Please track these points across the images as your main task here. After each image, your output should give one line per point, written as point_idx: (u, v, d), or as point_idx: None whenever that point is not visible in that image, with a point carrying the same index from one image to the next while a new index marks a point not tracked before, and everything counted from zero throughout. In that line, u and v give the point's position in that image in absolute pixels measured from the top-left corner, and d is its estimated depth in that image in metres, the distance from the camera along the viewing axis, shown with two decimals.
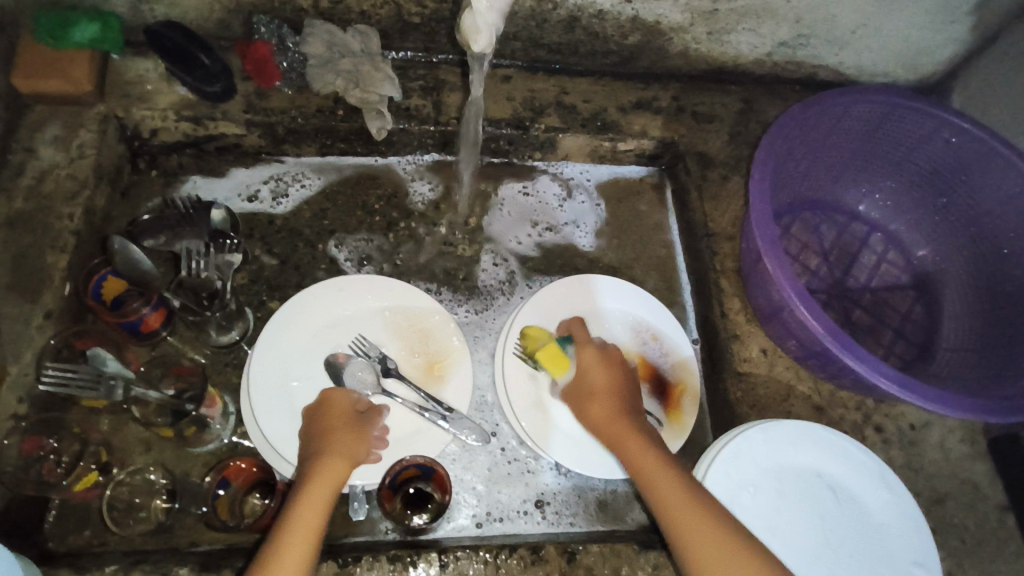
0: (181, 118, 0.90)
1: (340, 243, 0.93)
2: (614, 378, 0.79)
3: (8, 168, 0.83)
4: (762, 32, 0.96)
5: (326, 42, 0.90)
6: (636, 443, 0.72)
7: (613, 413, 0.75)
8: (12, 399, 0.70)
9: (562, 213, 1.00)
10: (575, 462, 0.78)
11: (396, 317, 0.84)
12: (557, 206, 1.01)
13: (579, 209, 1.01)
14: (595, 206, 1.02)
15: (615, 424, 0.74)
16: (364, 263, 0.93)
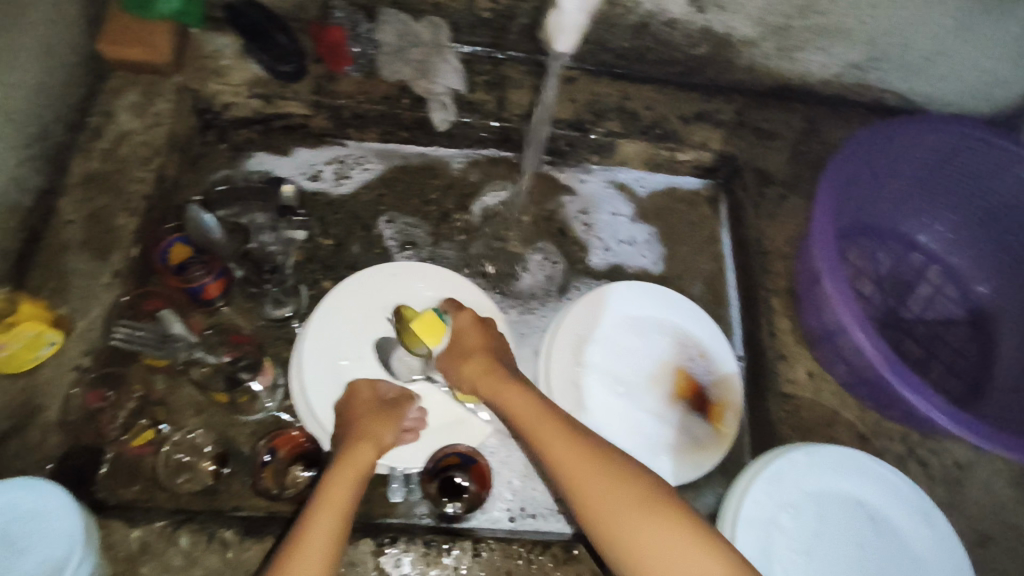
0: (252, 95, 0.92)
1: (390, 220, 0.95)
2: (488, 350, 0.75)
3: (87, 129, 0.86)
4: (833, 52, 0.95)
5: (398, 30, 0.93)
6: (551, 431, 0.65)
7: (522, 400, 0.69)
8: (78, 351, 0.73)
9: (616, 249, 0.98)
10: None
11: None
12: (615, 242, 0.99)
13: (636, 255, 0.98)
14: (654, 261, 0.98)
15: (528, 411, 0.68)
16: (406, 246, 0.94)
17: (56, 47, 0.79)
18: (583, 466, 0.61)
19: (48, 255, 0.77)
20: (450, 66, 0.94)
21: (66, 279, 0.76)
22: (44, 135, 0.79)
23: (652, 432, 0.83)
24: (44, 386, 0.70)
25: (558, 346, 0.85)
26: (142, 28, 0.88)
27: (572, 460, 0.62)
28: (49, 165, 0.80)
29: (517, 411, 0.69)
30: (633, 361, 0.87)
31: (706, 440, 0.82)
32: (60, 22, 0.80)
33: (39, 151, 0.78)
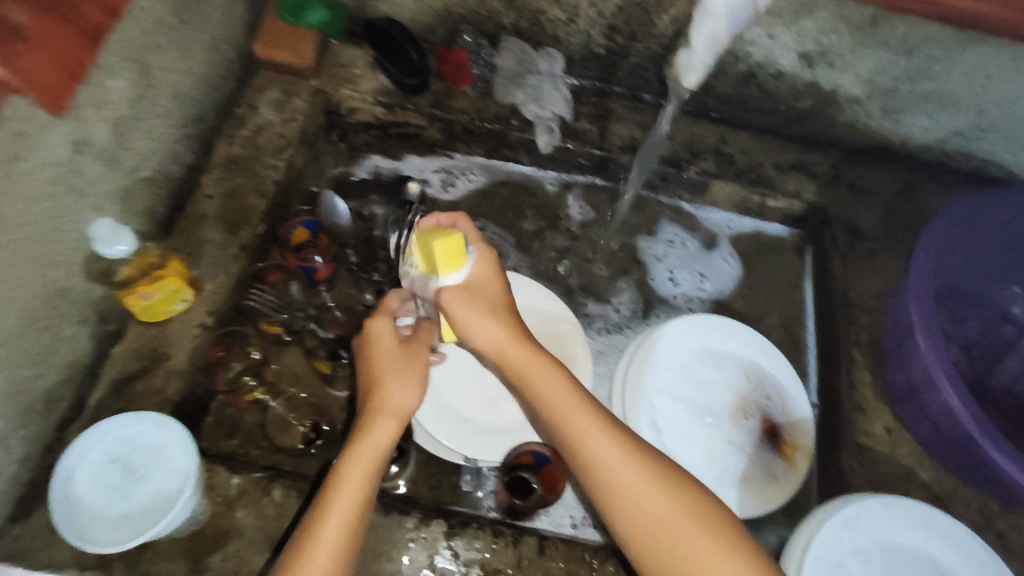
0: (377, 102, 1.00)
1: (482, 227, 1.01)
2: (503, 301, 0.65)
3: (232, 117, 0.95)
4: (938, 118, 0.96)
5: (517, 58, 1.00)
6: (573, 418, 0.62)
7: (552, 376, 0.64)
8: (204, 310, 0.80)
9: (660, 276, 1.01)
10: None
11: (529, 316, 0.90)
12: (663, 270, 1.01)
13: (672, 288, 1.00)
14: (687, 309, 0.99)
15: (557, 388, 0.64)
16: (493, 254, 1.00)
17: (222, 43, 0.90)
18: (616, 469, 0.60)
19: (188, 223, 0.86)
20: (559, 94, 1.01)
21: (200, 246, 0.84)
22: (200, 117, 0.88)
23: (726, 463, 0.84)
24: (172, 337, 0.78)
25: (637, 367, 0.87)
26: (293, 34, 0.98)
27: (606, 462, 0.60)
28: (199, 144, 0.90)
29: (544, 385, 0.64)
30: (709, 393, 0.89)
31: (780, 477, 0.83)
32: (228, 22, 0.91)
33: (195, 131, 0.87)
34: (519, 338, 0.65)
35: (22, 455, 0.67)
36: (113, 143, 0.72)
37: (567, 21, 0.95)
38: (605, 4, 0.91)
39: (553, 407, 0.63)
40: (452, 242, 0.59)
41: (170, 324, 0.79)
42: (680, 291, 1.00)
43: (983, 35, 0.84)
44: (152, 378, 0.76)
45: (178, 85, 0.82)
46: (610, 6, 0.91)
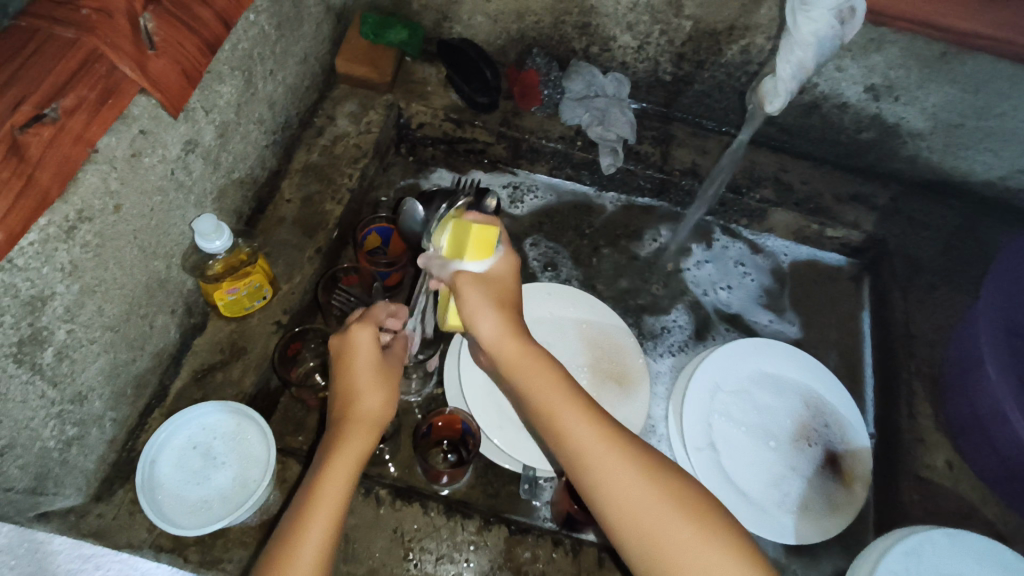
0: (447, 118, 1.04)
1: (535, 243, 1.04)
2: (507, 296, 0.65)
3: (312, 128, 1.00)
4: (1002, 155, 0.97)
5: (586, 81, 1.04)
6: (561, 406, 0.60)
7: (533, 362, 0.62)
8: (281, 308, 0.84)
9: (691, 267, 1.04)
10: (735, 512, 0.80)
11: (587, 327, 0.92)
12: (694, 261, 1.05)
13: (701, 275, 1.04)
14: (725, 332, 0.99)
15: (538, 373, 0.61)
16: (547, 267, 1.02)
17: (310, 57, 0.95)
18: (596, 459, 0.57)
19: (268, 225, 0.90)
20: (625, 117, 1.03)
21: (279, 247, 0.89)
22: (285, 126, 0.93)
23: (788, 488, 0.84)
24: (250, 333, 0.82)
25: (696, 387, 0.88)
26: (372, 52, 1.03)
27: (587, 453, 0.58)
28: (282, 151, 0.95)
29: (524, 372, 0.61)
30: (769, 418, 0.89)
31: (840, 505, 0.83)
32: (317, 37, 0.96)
33: (280, 139, 0.92)
34: (512, 329, 0.63)
35: (114, 435, 0.71)
36: (216, 145, 0.76)
37: (636, 48, 0.99)
38: (676, 33, 0.95)
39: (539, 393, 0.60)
40: (485, 235, 0.62)
41: (249, 320, 0.83)
42: (699, 281, 1.03)
43: None
44: (230, 369, 0.79)
45: (271, 94, 0.86)
46: (681, 34, 0.94)
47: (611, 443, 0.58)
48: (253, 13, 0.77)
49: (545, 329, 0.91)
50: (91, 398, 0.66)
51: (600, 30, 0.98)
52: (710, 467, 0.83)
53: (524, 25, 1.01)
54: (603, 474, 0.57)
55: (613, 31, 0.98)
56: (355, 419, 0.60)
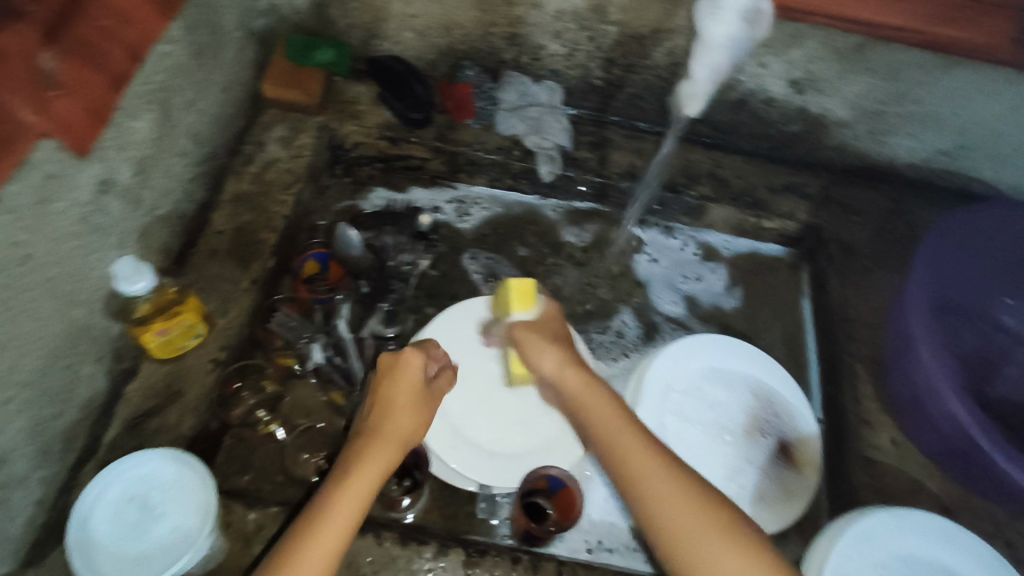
0: (382, 136, 1.03)
1: (473, 256, 1.03)
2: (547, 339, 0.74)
3: (241, 155, 0.97)
4: (923, 139, 1.01)
5: (518, 91, 1.04)
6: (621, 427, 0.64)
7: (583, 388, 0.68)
8: (216, 345, 0.81)
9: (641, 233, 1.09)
10: None
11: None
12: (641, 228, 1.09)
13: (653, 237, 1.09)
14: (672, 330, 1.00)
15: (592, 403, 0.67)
16: (490, 278, 1.01)
17: (234, 84, 0.93)
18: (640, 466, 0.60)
19: (200, 260, 0.87)
20: (560, 125, 1.04)
21: (212, 281, 0.86)
22: (212, 155, 0.90)
23: (745, 481, 0.85)
24: (187, 374, 0.79)
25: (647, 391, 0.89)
26: (299, 73, 1.01)
27: (636, 460, 0.61)
28: (210, 181, 0.92)
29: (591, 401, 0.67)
30: (722, 414, 0.90)
31: (795, 493, 0.84)
32: (240, 63, 0.93)
33: (207, 169, 0.90)
34: (575, 367, 0.71)
35: (41, 495, 0.67)
36: (135, 182, 0.73)
37: (565, 55, 0.99)
38: (603, 38, 0.95)
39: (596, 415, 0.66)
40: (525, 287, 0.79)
41: (185, 360, 0.80)
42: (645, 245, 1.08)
43: (964, 60, 0.88)
44: (167, 414, 0.76)
45: (194, 125, 0.84)
46: (608, 40, 0.95)
47: (657, 451, 0.62)
48: (165, 42, 0.74)
49: (496, 343, 0.91)
50: (12, 460, 0.62)
51: (528, 40, 0.98)
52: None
53: (452, 39, 1.00)
54: (649, 478, 0.60)
55: (542, 40, 0.98)
56: (380, 436, 0.64)
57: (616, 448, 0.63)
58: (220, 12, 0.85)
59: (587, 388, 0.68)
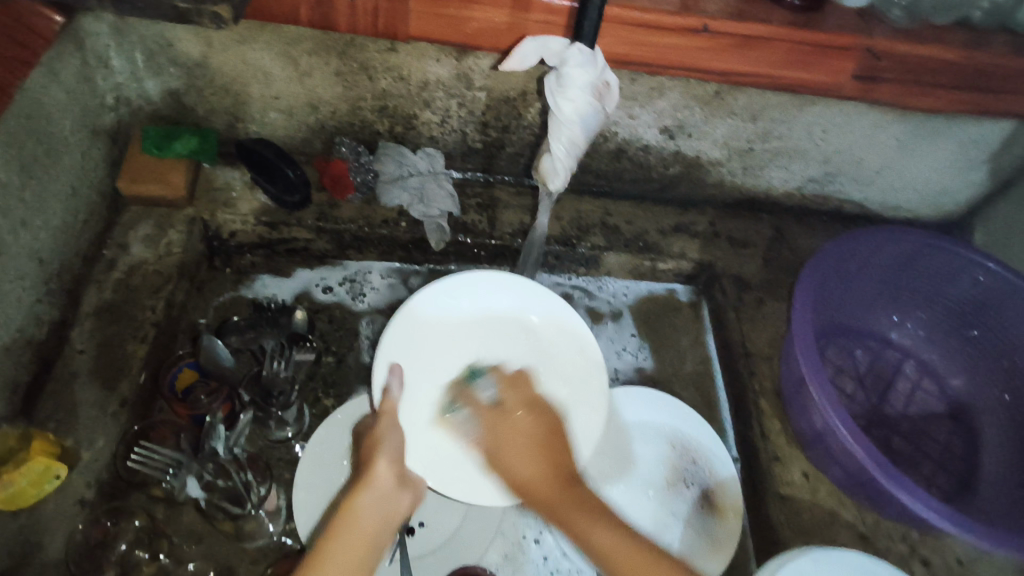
0: (259, 223, 0.97)
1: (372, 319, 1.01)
2: (543, 446, 0.68)
3: (101, 262, 0.90)
4: (793, 169, 1.05)
5: (397, 161, 1.00)
6: (579, 517, 0.63)
7: (542, 464, 0.67)
8: (82, 483, 0.73)
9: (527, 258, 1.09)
10: None
11: (571, 342, 0.86)
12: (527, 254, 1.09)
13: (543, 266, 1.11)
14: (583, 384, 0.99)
15: (552, 500, 0.65)
16: None
17: (80, 189, 0.85)
18: (638, 565, 0.61)
19: (56, 388, 0.79)
20: (444, 191, 1.01)
21: (73, 410, 0.78)
22: (62, 270, 0.83)
23: (671, 536, 0.85)
24: (47, 523, 0.70)
25: None
26: (159, 166, 0.94)
27: (612, 556, 0.61)
28: (64, 296, 0.84)
29: (572, 520, 0.63)
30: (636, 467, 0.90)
31: (722, 539, 0.83)
32: (85, 165, 0.86)
33: (57, 286, 0.82)
34: (535, 463, 0.67)
35: None
36: None
37: (439, 122, 0.98)
38: (474, 104, 0.95)
39: (547, 500, 0.65)
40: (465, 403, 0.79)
41: (44, 507, 0.71)
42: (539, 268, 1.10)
43: (814, 98, 0.92)
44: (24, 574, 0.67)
45: (31, 244, 0.77)
46: (479, 105, 0.95)
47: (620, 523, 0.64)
48: None
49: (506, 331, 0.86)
50: None
51: (399, 110, 0.96)
52: (612, 471, 0.89)
53: (321, 116, 0.97)
54: (623, 562, 0.61)
55: (414, 110, 0.96)
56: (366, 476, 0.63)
57: (596, 545, 0.62)
58: (51, 118, 0.78)
59: (554, 483, 0.66)
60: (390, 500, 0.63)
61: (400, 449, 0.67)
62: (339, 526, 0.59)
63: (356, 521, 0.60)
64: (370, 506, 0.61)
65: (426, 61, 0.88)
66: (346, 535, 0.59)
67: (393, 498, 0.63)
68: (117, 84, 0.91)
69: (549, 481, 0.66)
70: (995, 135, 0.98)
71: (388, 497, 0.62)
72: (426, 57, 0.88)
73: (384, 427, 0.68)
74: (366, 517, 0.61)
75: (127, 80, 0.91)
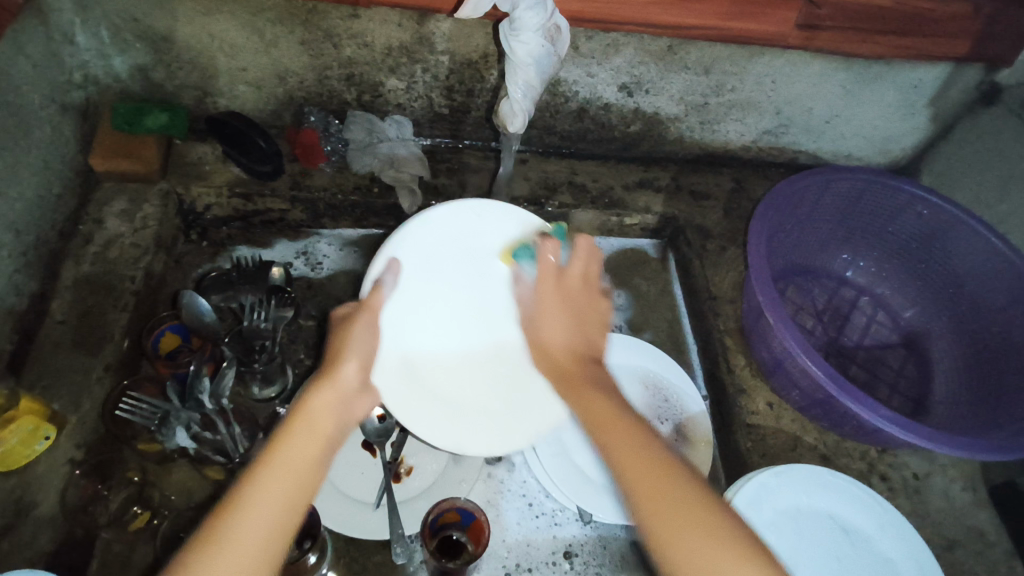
0: (233, 195, 0.99)
1: (351, 277, 1.04)
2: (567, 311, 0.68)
3: (77, 237, 0.91)
4: (747, 123, 1.10)
5: (366, 129, 1.03)
6: (583, 390, 0.62)
7: (571, 317, 0.68)
8: (70, 445, 0.75)
9: None
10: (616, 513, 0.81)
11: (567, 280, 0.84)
12: None
13: None
14: None
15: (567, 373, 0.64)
16: None
17: (52, 163, 0.87)
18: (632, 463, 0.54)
19: (40, 356, 0.80)
20: (413, 155, 1.03)
21: (58, 377, 0.79)
22: (39, 242, 0.84)
23: None
24: (38, 482, 0.72)
25: None
26: (130, 142, 0.96)
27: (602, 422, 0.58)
28: (42, 270, 0.85)
29: (580, 397, 0.61)
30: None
31: (694, 468, 0.88)
32: (57, 140, 0.88)
33: (34, 258, 0.83)
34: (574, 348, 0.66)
35: None
36: None
37: (405, 88, 1.01)
38: (438, 69, 0.98)
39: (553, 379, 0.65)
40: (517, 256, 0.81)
41: (34, 468, 0.73)
42: None
43: (763, 49, 0.97)
44: (18, 531, 0.69)
45: (8, 217, 0.79)
46: (443, 69, 0.98)
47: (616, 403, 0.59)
48: None
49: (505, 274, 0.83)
50: None
51: (366, 78, 0.99)
52: None
53: (289, 87, 0.99)
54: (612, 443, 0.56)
55: (379, 77, 0.99)
56: (328, 376, 0.61)
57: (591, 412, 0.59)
58: (20, 91, 0.80)
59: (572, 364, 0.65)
60: (349, 404, 0.60)
61: (369, 354, 0.65)
62: (298, 420, 0.56)
63: (316, 415, 0.57)
64: (331, 403, 0.59)
65: (388, 27, 0.91)
66: (302, 438, 0.55)
67: (356, 400, 0.62)
68: (84, 62, 0.92)
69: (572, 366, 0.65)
70: (933, 79, 1.03)
71: (349, 399, 0.60)
72: (387, 23, 0.90)
73: (359, 327, 0.66)
74: (328, 422, 0.57)
75: (95, 58, 0.92)
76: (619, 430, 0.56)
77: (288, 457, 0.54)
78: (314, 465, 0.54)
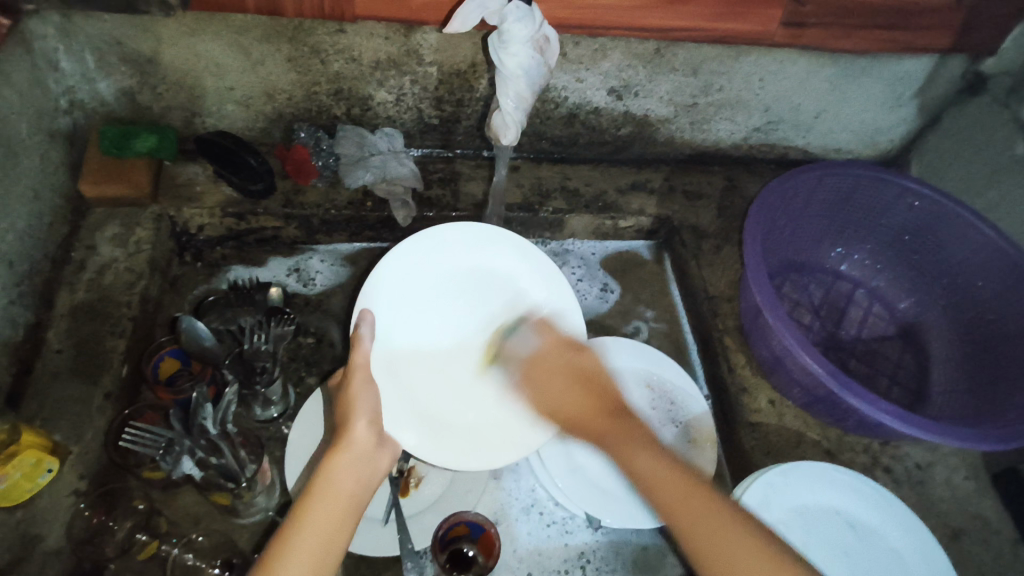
0: (226, 215, 0.99)
1: (348, 291, 1.03)
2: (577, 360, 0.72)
3: (70, 264, 0.91)
4: (737, 121, 1.10)
5: (357, 143, 1.03)
6: (623, 437, 0.64)
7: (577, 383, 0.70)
8: (73, 476, 0.75)
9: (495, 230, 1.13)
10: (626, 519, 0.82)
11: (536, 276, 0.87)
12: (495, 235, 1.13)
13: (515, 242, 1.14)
14: None
15: (600, 424, 0.66)
16: None
17: (42, 192, 0.86)
18: (679, 511, 0.58)
19: (40, 387, 0.80)
20: (406, 167, 1.03)
21: (58, 408, 0.78)
22: (32, 272, 0.84)
23: None
24: (43, 515, 0.72)
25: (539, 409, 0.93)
26: (120, 166, 0.95)
27: (635, 465, 0.61)
28: (37, 299, 0.84)
29: (622, 447, 0.63)
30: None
31: (702, 466, 0.88)
32: (45, 168, 0.87)
33: (28, 288, 0.83)
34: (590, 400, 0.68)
35: None
36: None
37: (395, 101, 1.01)
38: (427, 80, 0.97)
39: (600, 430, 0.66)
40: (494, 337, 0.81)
41: (40, 500, 0.73)
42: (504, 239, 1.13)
43: (750, 48, 0.97)
44: (26, 566, 0.69)
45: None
46: (431, 80, 0.97)
47: (656, 451, 0.62)
48: None
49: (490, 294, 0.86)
50: None
51: (354, 92, 0.98)
52: None
53: (278, 104, 0.99)
54: (653, 486, 0.60)
55: (368, 90, 0.98)
56: (341, 441, 0.62)
57: (652, 486, 0.60)
58: (7, 120, 0.79)
59: (597, 416, 0.66)
60: (365, 462, 0.62)
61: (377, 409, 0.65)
62: (320, 486, 0.59)
63: (336, 480, 0.59)
64: (344, 472, 0.60)
65: (375, 40, 0.91)
66: (320, 510, 0.57)
67: (371, 459, 0.62)
68: (70, 87, 0.91)
69: (594, 416, 0.67)
70: (919, 71, 1.04)
71: (368, 456, 0.62)
72: (374, 36, 0.90)
73: (356, 383, 0.65)
74: (346, 491, 0.59)
75: (80, 82, 0.91)
76: (675, 478, 0.60)
77: (303, 533, 0.56)
78: (333, 534, 0.57)
